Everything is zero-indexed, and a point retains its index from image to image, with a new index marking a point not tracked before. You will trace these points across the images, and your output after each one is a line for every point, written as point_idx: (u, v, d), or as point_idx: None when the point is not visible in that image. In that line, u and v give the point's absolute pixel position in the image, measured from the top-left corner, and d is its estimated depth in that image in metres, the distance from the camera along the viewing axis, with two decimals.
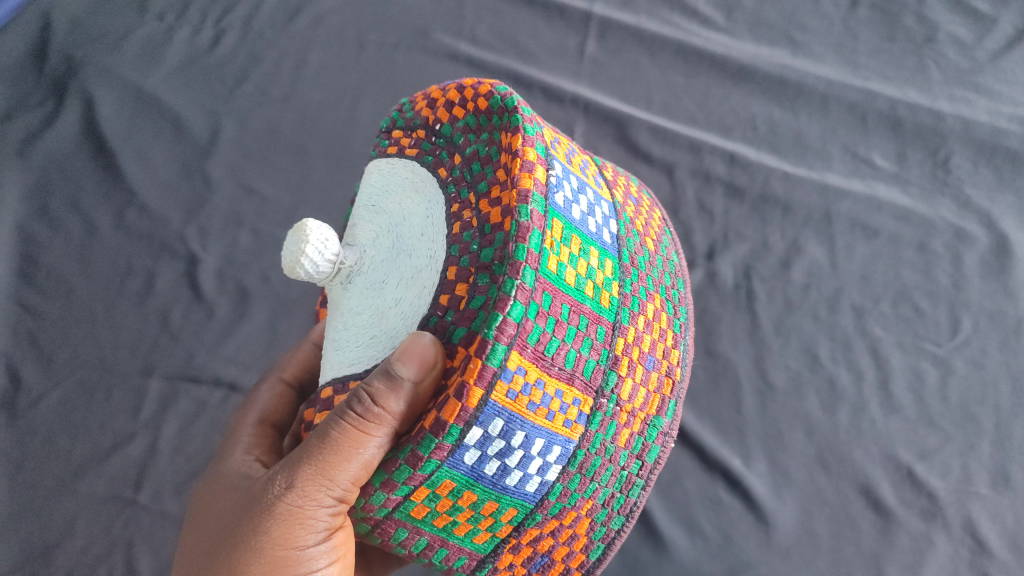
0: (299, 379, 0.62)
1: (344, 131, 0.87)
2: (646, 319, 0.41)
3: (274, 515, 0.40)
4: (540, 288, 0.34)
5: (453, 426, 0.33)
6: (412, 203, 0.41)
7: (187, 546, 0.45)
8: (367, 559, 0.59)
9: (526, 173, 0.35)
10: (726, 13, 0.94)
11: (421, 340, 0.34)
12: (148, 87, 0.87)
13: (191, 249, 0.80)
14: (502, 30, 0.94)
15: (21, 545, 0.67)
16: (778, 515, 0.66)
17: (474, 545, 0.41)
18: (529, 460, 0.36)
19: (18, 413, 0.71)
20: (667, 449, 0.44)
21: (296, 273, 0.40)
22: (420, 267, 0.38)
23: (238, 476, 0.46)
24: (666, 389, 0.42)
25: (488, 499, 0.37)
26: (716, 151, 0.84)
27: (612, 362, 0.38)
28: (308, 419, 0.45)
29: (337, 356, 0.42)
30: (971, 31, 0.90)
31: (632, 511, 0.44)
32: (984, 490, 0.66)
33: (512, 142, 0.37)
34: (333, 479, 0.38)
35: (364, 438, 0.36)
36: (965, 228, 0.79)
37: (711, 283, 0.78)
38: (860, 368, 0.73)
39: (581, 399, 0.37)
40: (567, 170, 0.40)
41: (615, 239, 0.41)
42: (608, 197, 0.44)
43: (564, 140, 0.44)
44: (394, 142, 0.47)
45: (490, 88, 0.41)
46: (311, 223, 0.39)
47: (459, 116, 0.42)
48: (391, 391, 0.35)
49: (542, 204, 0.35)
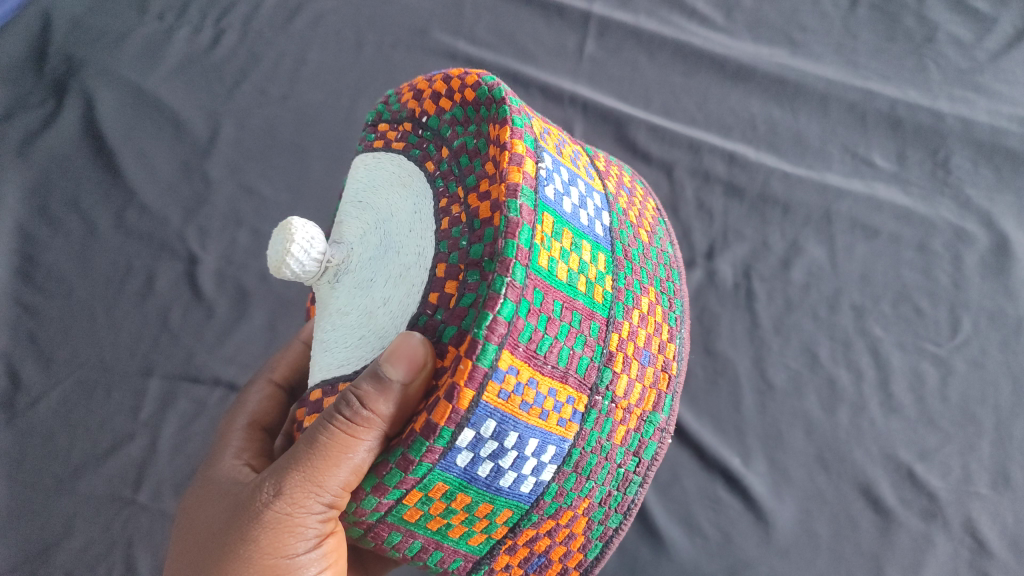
0: (289, 380, 0.62)
1: (343, 130, 0.87)
2: (641, 313, 0.41)
3: (263, 523, 0.40)
4: (531, 284, 0.34)
5: (445, 428, 0.33)
6: (400, 199, 0.41)
7: (178, 552, 0.45)
8: (363, 560, 0.59)
9: (515, 167, 0.35)
10: (726, 13, 0.94)
11: (410, 341, 0.34)
12: (148, 87, 0.87)
13: (191, 249, 0.80)
14: (501, 30, 0.94)
15: (19, 544, 0.67)
16: (777, 514, 0.66)
17: (469, 547, 0.40)
18: (523, 461, 0.36)
19: (17, 413, 0.71)
20: (664, 445, 0.43)
21: (282, 272, 0.40)
22: (409, 264, 0.38)
23: (229, 481, 0.46)
24: (662, 383, 0.42)
25: (482, 500, 0.37)
26: (715, 150, 0.84)
27: (606, 359, 0.38)
28: (297, 420, 0.45)
29: (325, 358, 0.42)
30: (971, 31, 0.90)
31: (630, 508, 0.44)
32: (984, 490, 0.66)
33: (500, 134, 0.37)
34: (322, 485, 0.38)
35: (354, 442, 0.36)
36: (965, 227, 0.79)
37: (711, 282, 0.78)
38: (860, 368, 0.72)
39: (575, 397, 0.37)
40: (557, 162, 0.40)
41: (609, 232, 0.41)
42: (600, 188, 0.44)
43: (553, 131, 0.44)
44: (380, 135, 0.47)
45: (477, 78, 0.40)
46: (296, 222, 0.39)
47: (445, 108, 0.42)
48: (381, 394, 0.35)
49: (532, 198, 0.35)
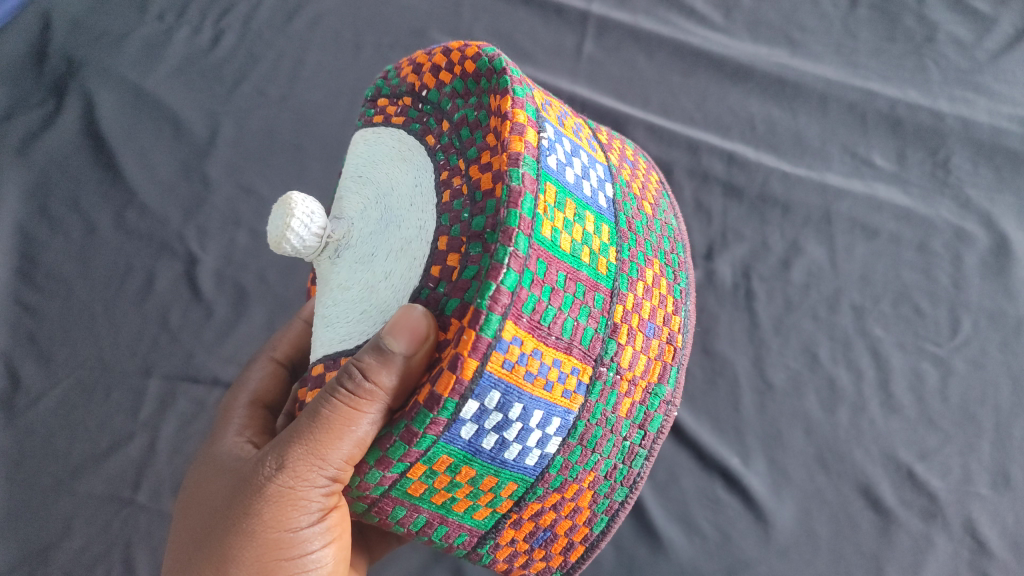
0: (291, 358, 0.63)
1: (341, 129, 0.87)
2: (646, 285, 0.41)
3: (265, 497, 0.40)
4: (534, 255, 0.34)
5: (448, 399, 0.33)
6: (401, 172, 0.41)
7: (181, 527, 0.45)
8: (368, 542, 0.60)
9: (516, 136, 0.35)
10: (725, 13, 0.94)
11: (412, 313, 0.34)
12: (148, 87, 0.87)
13: (190, 249, 0.80)
14: (501, 30, 0.94)
15: (20, 544, 0.67)
16: (776, 514, 0.66)
17: (474, 521, 0.41)
18: (527, 433, 0.36)
19: (17, 412, 0.71)
20: (670, 418, 0.43)
21: (282, 248, 0.40)
22: (410, 238, 0.38)
23: (231, 458, 0.46)
24: (668, 355, 0.42)
25: (487, 473, 0.37)
26: (715, 150, 0.84)
27: (610, 330, 0.38)
28: (300, 398, 0.45)
29: (327, 333, 0.42)
30: (972, 31, 0.90)
31: (636, 482, 0.44)
32: (985, 490, 0.66)
33: (502, 104, 0.37)
34: (324, 458, 0.37)
35: (357, 414, 0.36)
36: (965, 227, 0.79)
37: (711, 281, 0.78)
38: (860, 368, 0.72)
39: (580, 368, 0.37)
40: (559, 133, 0.40)
41: (612, 203, 0.41)
42: (603, 160, 0.44)
43: (556, 104, 0.44)
44: (380, 110, 0.47)
45: (477, 50, 0.40)
46: (296, 197, 0.40)
47: (446, 80, 0.42)
48: (383, 365, 0.35)
49: (534, 167, 0.35)
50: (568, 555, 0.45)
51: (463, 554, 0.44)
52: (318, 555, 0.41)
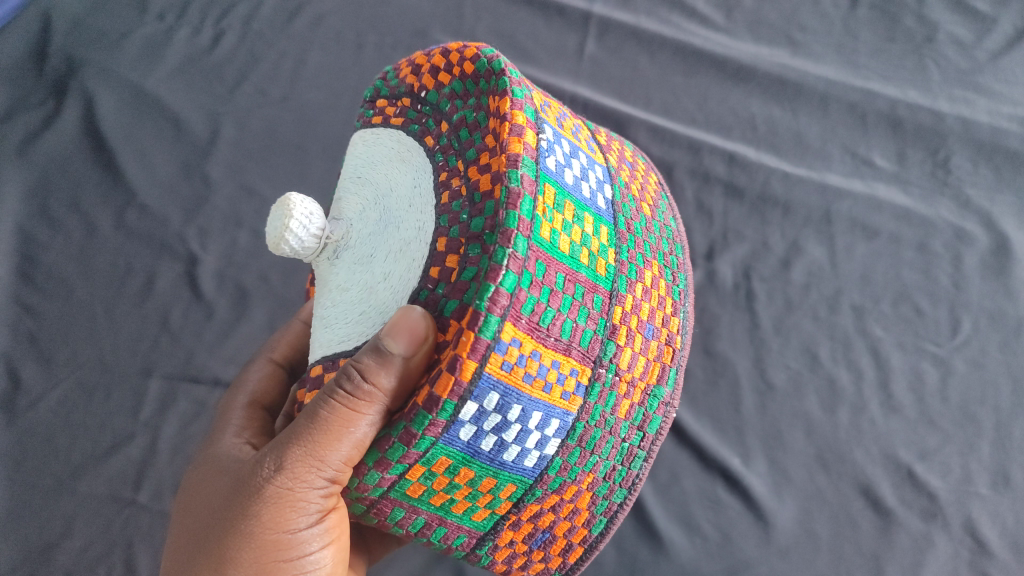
0: (290, 360, 0.63)
1: (342, 129, 0.87)
2: (645, 286, 0.41)
3: (263, 499, 0.40)
4: (533, 256, 0.34)
5: (448, 400, 0.33)
6: (400, 173, 0.41)
7: (180, 528, 0.45)
8: (367, 543, 0.60)
9: (515, 137, 0.35)
10: (726, 13, 0.94)
11: (411, 314, 0.34)
12: (148, 87, 0.87)
13: (191, 249, 0.80)
14: (501, 30, 0.93)
15: (21, 545, 0.67)
16: (777, 514, 0.66)
17: (473, 522, 0.41)
18: (526, 434, 0.36)
19: (17, 413, 0.71)
20: (669, 419, 0.43)
21: (281, 249, 0.40)
22: (408, 240, 0.38)
23: (230, 459, 0.46)
24: (666, 357, 0.42)
25: (486, 475, 0.37)
26: (716, 151, 0.84)
27: (609, 332, 0.38)
28: (298, 399, 0.45)
29: (326, 334, 0.42)
30: (972, 31, 0.90)
31: (635, 483, 0.44)
32: (984, 490, 0.66)
33: (500, 106, 0.37)
34: (323, 460, 0.37)
35: (355, 415, 0.36)
36: (965, 227, 0.79)
37: (711, 282, 0.78)
38: (860, 368, 0.73)
39: (579, 370, 0.37)
40: (558, 135, 0.40)
41: (611, 205, 0.41)
42: (601, 161, 0.44)
43: (555, 105, 0.44)
44: (378, 111, 0.47)
45: (475, 51, 0.40)
46: (295, 198, 0.40)
47: (444, 82, 0.42)
48: (382, 367, 0.35)
49: (533, 169, 0.35)
50: (567, 556, 0.45)
51: (462, 555, 0.44)
52: (316, 556, 0.41)
